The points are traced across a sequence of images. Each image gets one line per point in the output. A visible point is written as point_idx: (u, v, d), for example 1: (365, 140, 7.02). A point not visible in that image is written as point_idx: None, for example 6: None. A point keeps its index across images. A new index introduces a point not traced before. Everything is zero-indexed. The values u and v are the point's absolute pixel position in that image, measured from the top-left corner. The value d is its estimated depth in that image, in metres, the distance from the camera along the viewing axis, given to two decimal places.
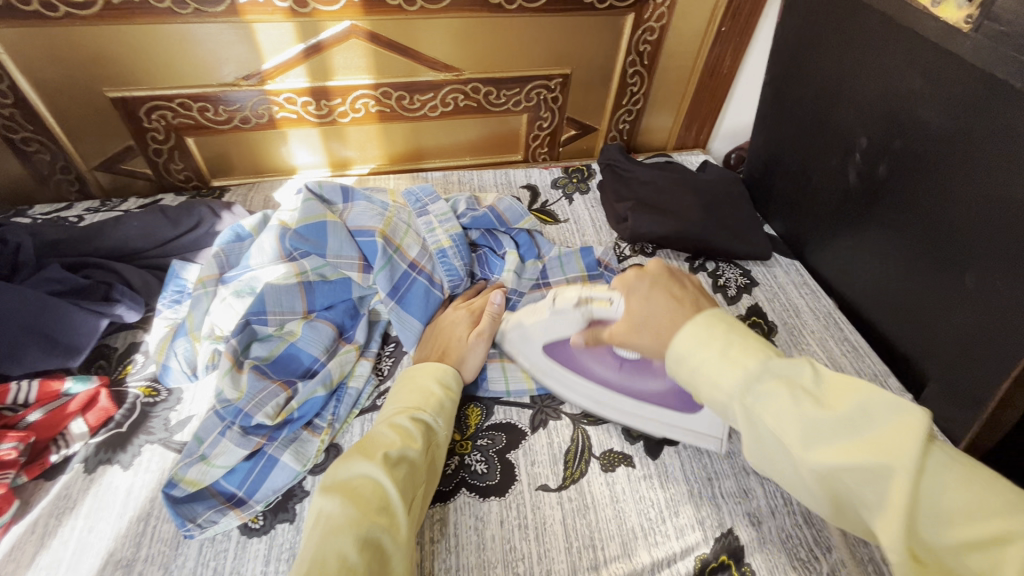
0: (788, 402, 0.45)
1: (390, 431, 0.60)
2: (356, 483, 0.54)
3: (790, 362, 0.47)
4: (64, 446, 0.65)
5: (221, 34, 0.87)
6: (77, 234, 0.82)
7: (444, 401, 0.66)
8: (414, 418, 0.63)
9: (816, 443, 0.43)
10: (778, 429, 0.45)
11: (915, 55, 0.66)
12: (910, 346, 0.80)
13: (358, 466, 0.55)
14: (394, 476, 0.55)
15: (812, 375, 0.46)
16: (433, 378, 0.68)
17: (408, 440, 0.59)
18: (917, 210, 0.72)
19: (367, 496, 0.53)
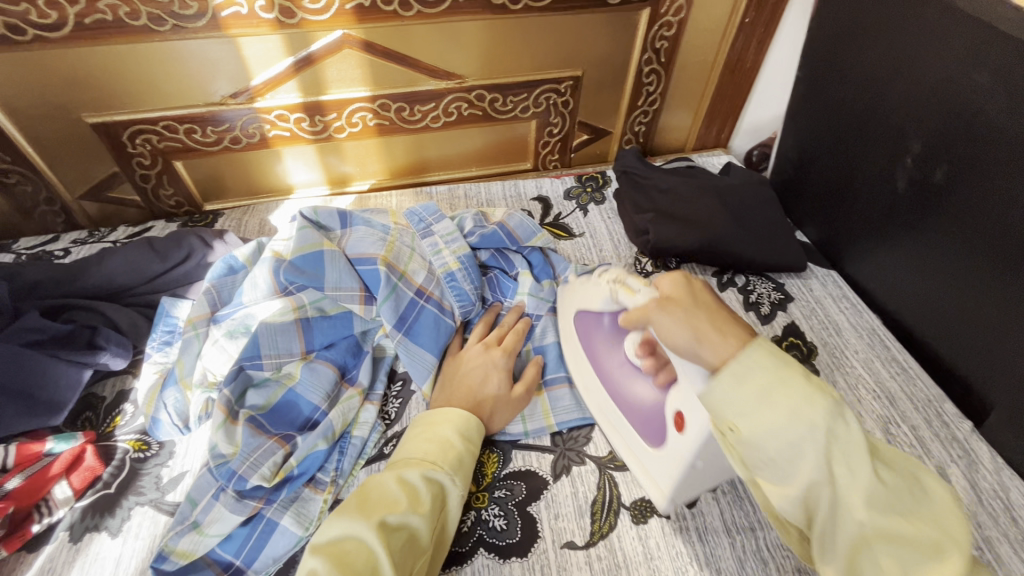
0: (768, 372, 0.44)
1: (395, 486, 0.54)
2: (347, 548, 0.48)
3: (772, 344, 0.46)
4: (48, 513, 0.60)
5: (205, 50, 0.80)
6: (59, 274, 0.76)
7: (462, 457, 0.59)
8: (425, 474, 0.56)
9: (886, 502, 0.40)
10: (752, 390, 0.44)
11: (983, 49, 0.58)
12: (970, 368, 0.72)
13: (352, 528, 0.50)
14: (388, 544, 0.49)
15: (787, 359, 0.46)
16: (452, 428, 0.61)
17: (413, 501, 0.53)
18: (981, 221, 0.64)
19: (357, 567, 0.47)
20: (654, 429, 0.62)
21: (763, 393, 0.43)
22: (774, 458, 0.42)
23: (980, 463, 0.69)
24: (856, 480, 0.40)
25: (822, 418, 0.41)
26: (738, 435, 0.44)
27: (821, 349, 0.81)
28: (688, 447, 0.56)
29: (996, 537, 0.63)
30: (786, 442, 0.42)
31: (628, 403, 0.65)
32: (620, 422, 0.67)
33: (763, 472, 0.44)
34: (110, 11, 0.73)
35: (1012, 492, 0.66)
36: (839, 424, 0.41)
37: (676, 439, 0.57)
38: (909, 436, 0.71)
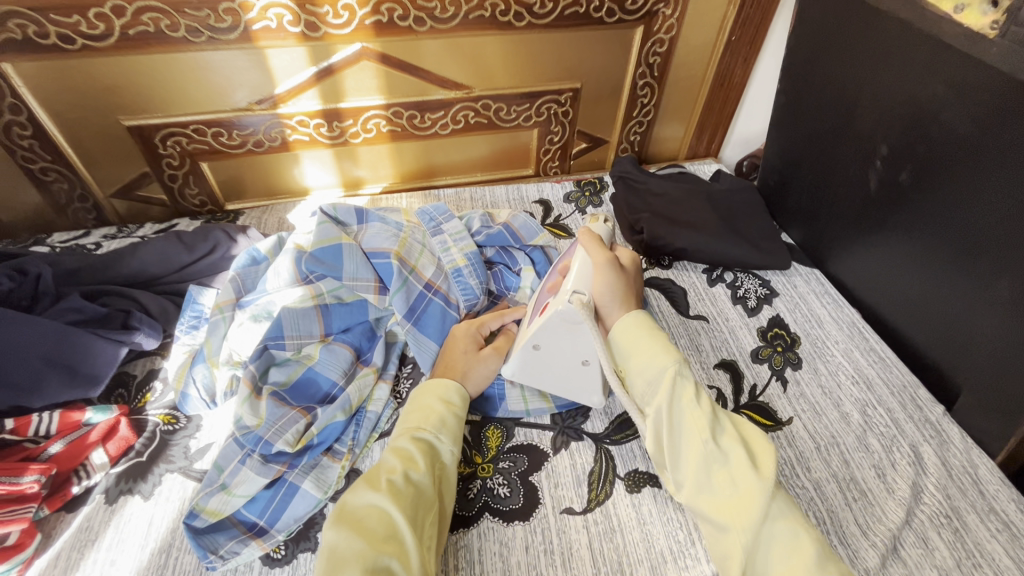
0: (693, 406, 0.59)
1: (391, 455, 0.59)
2: (362, 513, 0.54)
3: (682, 381, 0.62)
4: (86, 476, 0.65)
5: (235, 60, 0.88)
6: (96, 262, 0.82)
7: (446, 417, 0.65)
8: (415, 438, 0.61)
9: (719, 434, 0.58)
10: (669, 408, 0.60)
11: (937, 63, 0.65)
12: (941, 355, 0.78)
13: (363, 496, 0.55)
14: (400, 502, 0.54)
15: (692, 394, 0.61)
16: (434, 395, 0.66)
17: (409, 462, 0.59)
18: (943, 216, 0.70)
19: (373, 526, 0.52)
20: (533, 311, 0.74)
21: (639, 343, 0.65)
22: (642, 390, 0.63)
23: (951, 443, 0.74)
24: (691, 411, 0.59)
25: (671, 362, 0.62)
26: (627, 375, 0.65)
27: (804, 339, 0.87)
28: (536, 325, 0.69)
29: (964, 507, 0.67)
30: (652, 375, 0.62)
31: (535, 300, 0.76)
32: (524, 329, 0.73)
33: (641, 403, 0.63)
34: (152, 24, 0.80)
35: (980, 468, 0.71)
36: (684, 370, 0.62)
37: (536, 320, 0.70)
38: (884, 417, 0.77)
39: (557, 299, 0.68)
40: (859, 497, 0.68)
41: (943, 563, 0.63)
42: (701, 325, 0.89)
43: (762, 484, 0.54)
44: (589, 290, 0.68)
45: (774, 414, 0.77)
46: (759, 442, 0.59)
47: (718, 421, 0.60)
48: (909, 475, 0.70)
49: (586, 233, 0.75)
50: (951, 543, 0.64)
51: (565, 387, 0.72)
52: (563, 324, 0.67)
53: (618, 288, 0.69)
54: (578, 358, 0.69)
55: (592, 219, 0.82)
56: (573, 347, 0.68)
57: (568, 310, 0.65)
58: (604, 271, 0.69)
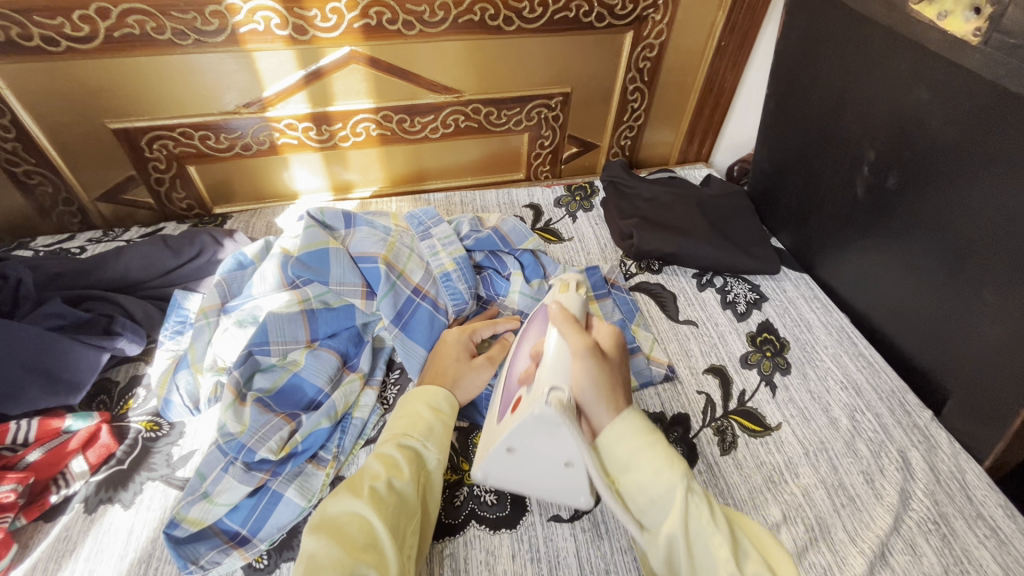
0: (707, 521, 0.51)
1: (375, 460, 0.58)
2: (343, 521, 0.53)
3: (696, 498, 0.52)
4: (65, 485, 0.64)
5: (222, 63, 0.87)
6: (79, 266, 0.81)
7: (433, 424, 0.64)
8: (401, 445, 0.60)
9: (741, 561, 0.50)
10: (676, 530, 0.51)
11: (922, 70, 0.65)
12: (928, 359, 0.78)
13: (345, 503, 0.54)
14: (381, 511, 0.53)
15: (706, 512, 0.51)
16: (423, 402, 0.65)
17: (393, 469, 0.58)
18: (929, 222, 0.70)
19: (353, 535, 0.52)
20: (502, 409, 0.62)
21: (635, 453, 0.55)
22: (647, 512, 0.53)
23: (939, 448, 0.74)
24: (710, 534, 0.50)
25: (680, 478, 0.52)
26: (620, 486, 0.55)
27: (793, 344, 0.87)
28: (508, 426, 0.56)
29: (952, 513, 0.67)
30: (654, 494, 0.53)
31: (507, 382, 0.66)
32: (490, 423, 0.63)
33: (643, 520, 0.53)
34: (137, 27, 0.80)
35: (968, 474, 0.71)
36: (694, 483, 0.53)
37: (507, 418, 0.58)
38: (872, 422, 0.77)
39: (531, 398, 0.55)
40: (848, 503, 0.68)
41: (930, 570, 0.62)
42: (691, 330, 0.89)
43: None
44: (570, 384, 0.56)
45: (763, 420, 0.77)
46: (775, 552, 0.53)
47: (737, 539, 0.52)
48: (897, 481, 0.70)
49: (558, 308, 0.65)
50: (939, 549, 0.64)
51: (547, 488, 0.60)
52: (538, 425, 0.54)
53: (599, 378, 0.57)
54: (560, 461, 0.56)
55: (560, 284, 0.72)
56: (552, 451, 0.55)
57: (545, 411, 0.53)
58: (585, 364, 0.57)
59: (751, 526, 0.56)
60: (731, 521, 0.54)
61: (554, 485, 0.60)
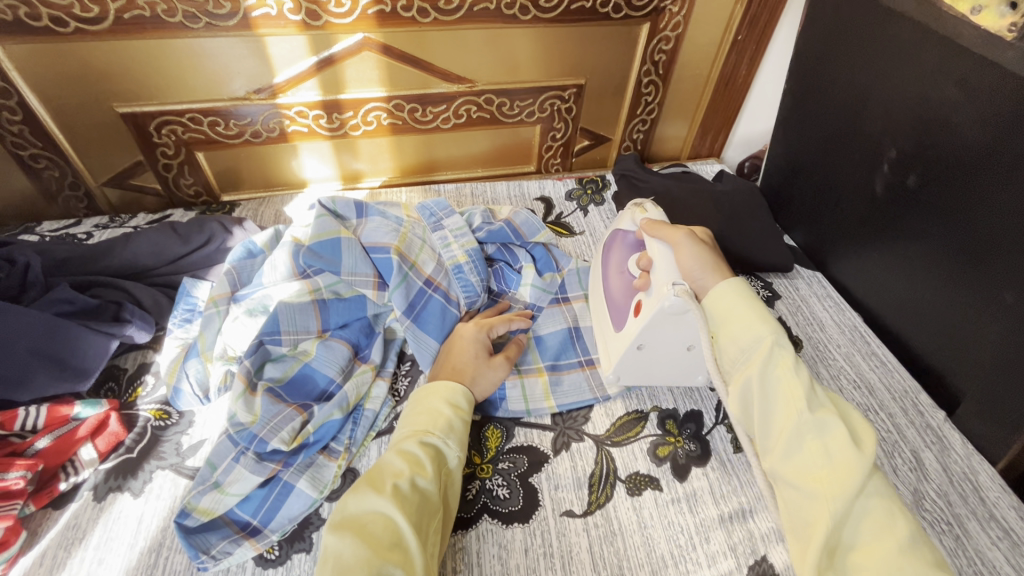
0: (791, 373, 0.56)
1: (397, 457, 0.58)
2: (366, 520, 0.53)
3: (783, 344, 0.58)
4: (74, 473, 0.63)
5: (233, 48, 0.85)
6: (87, 252, 0.80)
7: (453, 421, 0.64)
8: (422, 442, 0.60)
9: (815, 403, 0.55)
10: (759, 364, 0.57)
11: (950, 66, 0.64)
12: (943, 360, 0.77)
13: (368, 501, 0.54)
14: (405, 508, 0.53)
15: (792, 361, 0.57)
16: (441, 399, 0.65)
17: (416, 467, 0.57)
18: (948, 221, 0.70)
19: (378, 533, 0.51)
20: (620, 318, 0.73)
21: (733, 309, 0.60)
22: (736, 360, 0.59)
23: (952, 448, 0.73)
24: (785, 378, 0.56)
25: (769, 331, 0.58)
26: (718, 344, 0.61)
27: (805, 342, 0.86)
28: (638, 325, 0.67)
29: (965, 514, 0.67)
30: (747, 344, 0.59)
31: (610, 303, 0.77)
32: (605, 318, 0.78)
33: (728, 370, 0.60)
34: (148, 8, 0.78)
35: (981, 475, 0.71)
36: (782, 337, 0.58)
37: (632, 322, 0.69)
38: (886, 422, 0.76)
39: (654, 298, 0.65)
40: None
41: None
42: None
43: (860, 457, 0.52)
44: (679, 272, 0.65)
45: None
46: (859, 422, 0.57)
47: (815, 393, 0.57)
48: (910, 481, 0.70)
49: (646, 219, 0.72)
50: (953, 549, 0.64)
51: (671, 372, 0.73)
52: (665, 317, 0.65)
53: (707, 262, 0.64)
54: (684, 344, 0.68)
55: (638, 207, 0.77)
56: (678, 335, 0.67)
57: (674, 303, 0.62)
58: (687, 248, 0.65)
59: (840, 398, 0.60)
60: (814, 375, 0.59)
61: (674, 372, 0.73)
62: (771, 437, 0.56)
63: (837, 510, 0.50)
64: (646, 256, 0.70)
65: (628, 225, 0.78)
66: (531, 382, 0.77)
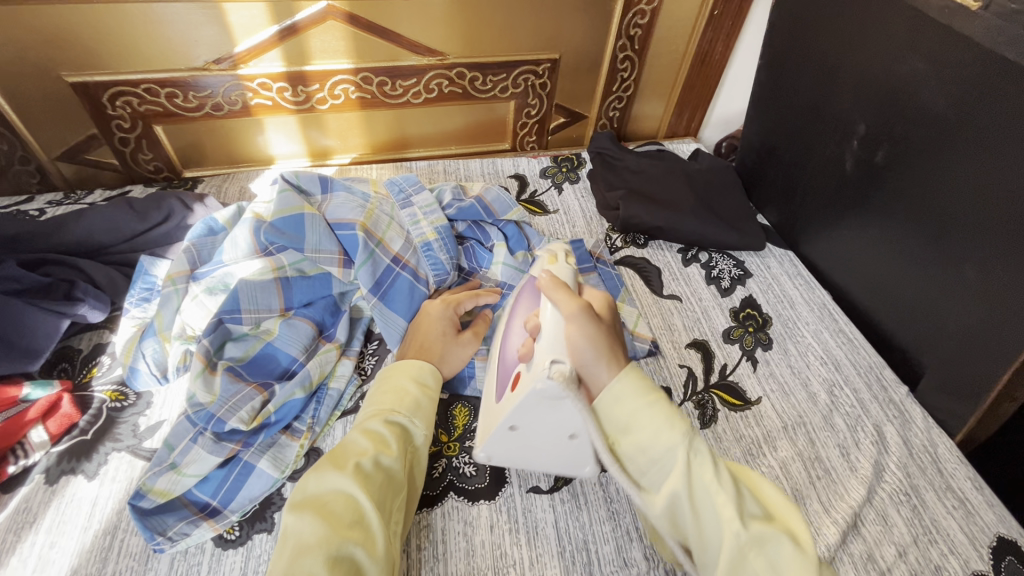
0: (711, 483, 0.47)
1: (361, 436, 0.56)
2: (327, 498, 0.51)
3: (697, 450, 0.48)
4: (24, 456, 0.61)
5: (190, 14, 0.82)
6: (37, 229, 0.77)
7: (420, 399, 0.62)
8: (387, 421, 0.59)
9: (744, 519, 0.45)
10: (677, 479, 0.47)
11: (917, 38, 0.64)
12: (907, 336, 0.78)
13: (329, 479, 0.53)
14: (368, 487, 0.52)
15: (711, 472, 0.47)
16: (407, 376, 0.64)
17: (381, 445, 0.56)
18: (913, 197, 0.70)
19: (339, 512, 0.50)
20: (501, 386, 0.59)
21: (637, 412, 0.50)
22: (648, 471, 0.49)
23: (913, 422, 0.75)
24: (713, 493, 0.46)
25: (680, 438, 0.48)
26: (622, 448, 0.50)
27: (775, 319, 0.87)
28: (511, 404, 0.54)
29: (923, 485, 0.69)
30: (657, 454, 0.49)
31: (500, 360, 0.63)
32: (489, 381, 0.64)
33: (642, 480, 0.50)
34: None
35: (940, 447, 0.72)
36: (697, 442, 0.48)
37: (507, 397, 0.56)
38: (850, 397, 0.77)
39: (531, 374, 0.52)
40: (822, 476, 0.69)
41: (901, 540, 0.64)
42: (675, 305, 0.88)
43: (812, 567, 0.43)
44: (565, 352, 0.52)
45: (744, 394, 0.77)
46: (787, 517, 0.47)
47: (749, 501, 0.47)
48: (872, 454, 0.71)
49: (546, 279, 0.59)
50: (909, 519, 0.65)
51: (550, 462, 0.59)
52: (542, 400, 0.51)
53: (597, 339, 0.52)
54: (565, 433, 0.54)
55: (550, 253, 0.66)
56: (558, 422, 0.53)
57: (546, 385, 0.49)
58: (579, 326, 0.53)
59: (750, 476, 0.52)
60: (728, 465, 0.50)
61: (553, 458, 0.59)
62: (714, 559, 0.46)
63: None
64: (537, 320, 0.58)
65: (534, 272, 0.66)
66: None
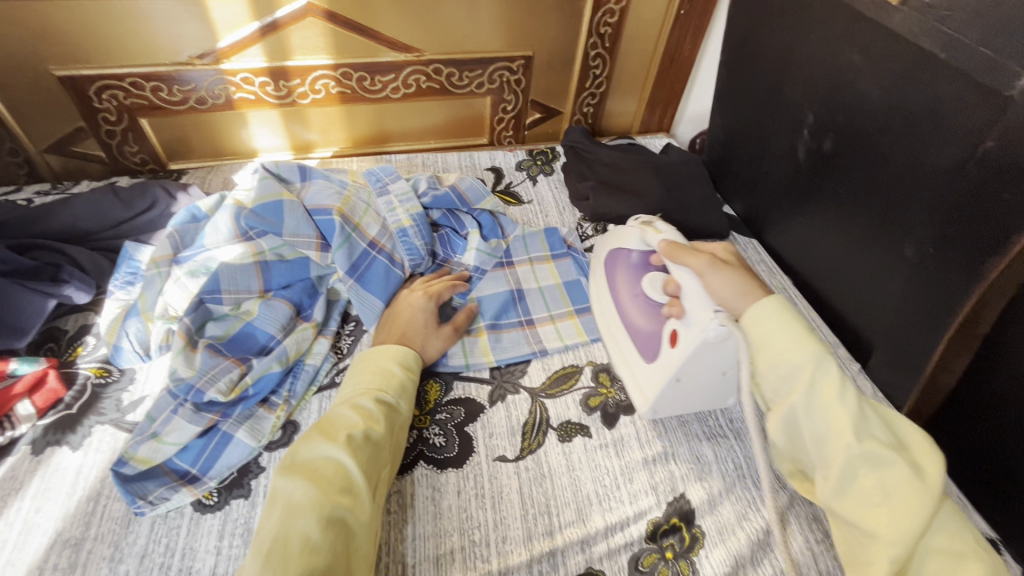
0: (834, 402, 0.54)
1: (351, 411, 0.60)
2: (317, 465, 0.55)
3: (828, 366, 0.55)
4: (10, 428, 0.64)
5: (173, 10, 0.85)
6: (24, 216, 0.80)
7: (405, 382, 0.67)
8: (377, 400, 0.62)
9: (864, 436, 0.52)
10: (802, 397, 0.55)
11: (854, 33, 0.68)
12: (857, 316, 0.83)
13: (320, 449, 0.56)
14: (357, 458, 0.56)
15: (840, 389, 0.54)
16: (394, 360, 0.68)
17: (370, 421, 0.60)
18: (858, 183, 0.74)
19: (329, 478, 0.54)
20: (648, 349, 0.70)
21: (773, 334, 0.58)
22: (777, 386, 0.57)
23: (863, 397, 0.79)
24: (832, 407, 0.53)
25: (809, 358, 0.56)
26: (757, 370, 0.59)
27: None
28: (676, 358, 0.64)
29: None
30: (787, 372, 0.56)
31: (631, 329, 0.74)
32: (625, 347, 0.75)
33: (772, 399, 0.59)
34: None
35: None
36: (825, 363, 0.55)
37: (666, 353, 0.66)
38: None
39: (695, 328, 0.62)
40: None
41: None
42: None
43: (920, 487, 0.49)
44: (713, 300, 0.63)
45: None
46: (917, 449, 0.53)
47: (867, 418, 0.54)
48: None
49: (665, 245, 0.71)
50: None
51: (700, 400, 0.70)
52: (705, 350, 0.62)
53: (738, 286, 0.63)
54: (718, 370, 0.65)
55: (650, 226, 0.78)
56: (714, 364, 0.64)
57: (717, 332, 0.60)
58: (714, 277, 0.64)
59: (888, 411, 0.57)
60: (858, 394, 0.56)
61: (705, 399, 0.70)
62: (824, 467, 0.54)
63: (894, 555, 0.48)
64: (674, 282, 0.69)
65: (634, 243, 0.78)
66: (471, 339, 0.80)
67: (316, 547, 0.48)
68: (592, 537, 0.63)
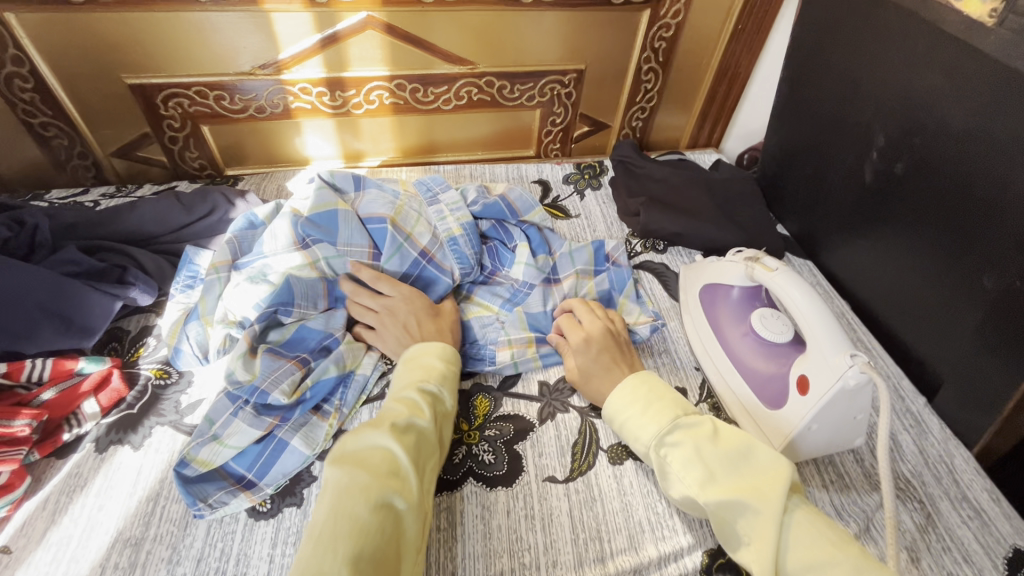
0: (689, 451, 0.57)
1: (395, 403, 0.61)
2: (364, 452, 0.55)
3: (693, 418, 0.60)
4: (77, 425, 0.66)
5: (239, 22, 0.87)
6: (94, 218, 0.83)
7: (446, 372, 0.67)
8: (420, 390, 0.63)
9: (714, 486, 0.55)
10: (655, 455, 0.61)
11: (937, 54, 0.66)
12: (923, 346, 0.79)
13: (366, 438, 0.56)
14: (404, 443, 0.56)
15: (708, 432, 0.58)
16: (434, 354, 0.68)
17: (414, 410, 0.60)
18: (934, 209, 0.71)
19: (377, 463, 0.54)
20: (772, 395, 0.69)
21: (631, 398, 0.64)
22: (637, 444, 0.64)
23: (930, 432, 0.75)
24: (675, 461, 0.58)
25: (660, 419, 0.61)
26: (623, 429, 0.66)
27: None
28: (807, 405, 0.63)
29: (937, 493, 0.69)
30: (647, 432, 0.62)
31: (742, 367, 0.74)
32: (733, 384, 0.74)
33: None
34: None
35: (956, 458, 0.72)
36: (679, 421, 0.60)
37: (795, 399, 0.65)
38: None
39: (830, 374, 0.62)
40: (836, 479, 0.68)
41: (912, 544, 0.64)
42: None
43: (772, 521, 0.51)
44: (847, 343, 0.63)
45: None
46: (765, 476, 0.54)
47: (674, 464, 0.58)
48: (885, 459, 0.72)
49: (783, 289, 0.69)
50: (922, 525, 0.66)
51: (828, 444, 0.66)
52: (843, 396, 0.61)
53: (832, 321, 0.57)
54: (850, 416, 0.63)
55: (759, 262, 0.75)
56: (849, 410, 0.63)
57: (857, 379, 0.60)
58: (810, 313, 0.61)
59: (751, 437, 0.58)
60: (667, 433, 0.59)
61: (832, 443, 0.66)
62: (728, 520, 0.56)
63: None
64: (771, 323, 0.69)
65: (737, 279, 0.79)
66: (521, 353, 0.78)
67: (366, 528, 0.48)
68: (645, 566, 0.61)
